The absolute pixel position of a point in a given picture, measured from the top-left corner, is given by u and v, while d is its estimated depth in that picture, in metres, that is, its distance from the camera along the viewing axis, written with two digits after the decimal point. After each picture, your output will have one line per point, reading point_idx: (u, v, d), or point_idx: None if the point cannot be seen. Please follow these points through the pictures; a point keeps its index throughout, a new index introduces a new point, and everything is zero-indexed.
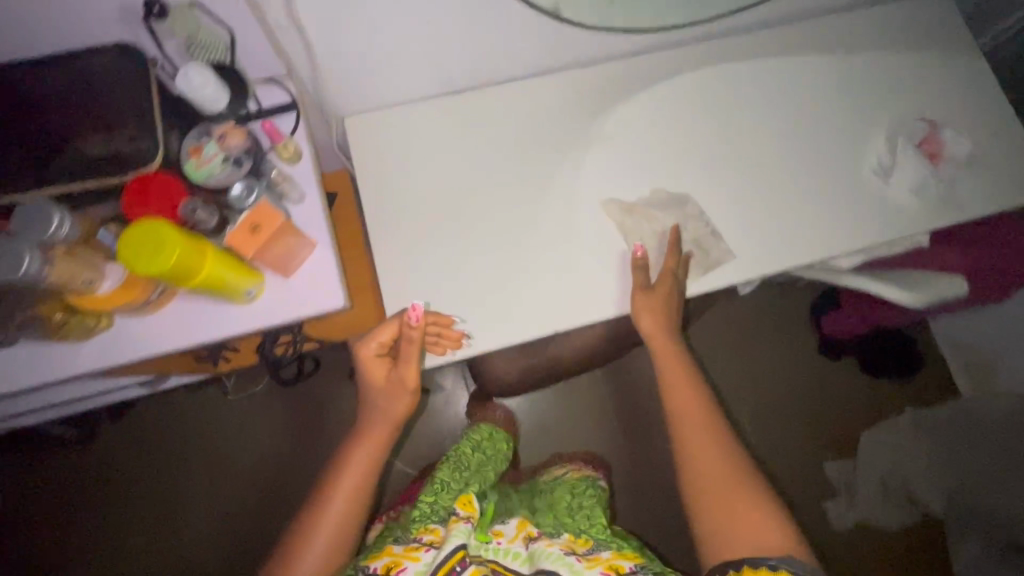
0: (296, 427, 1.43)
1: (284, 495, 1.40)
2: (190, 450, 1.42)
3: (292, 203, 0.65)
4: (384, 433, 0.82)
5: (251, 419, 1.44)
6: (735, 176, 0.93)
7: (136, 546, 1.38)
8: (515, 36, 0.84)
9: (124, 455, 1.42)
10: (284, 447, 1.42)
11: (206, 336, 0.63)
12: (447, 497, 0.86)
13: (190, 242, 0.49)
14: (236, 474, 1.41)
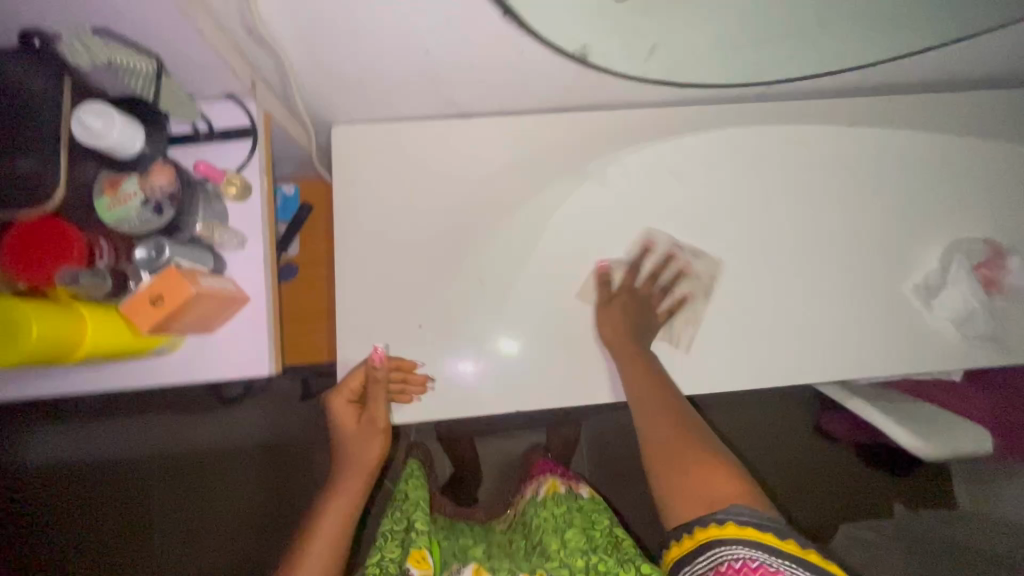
0: (250, 461, 1.10)
1: (253, 533, 1.09)
2: (129, 487, 1.09)
3: (228, 246, 0.56)
4: (359, 458, 0.73)
5: (197, 453, 1.10)
6: (762, 268, 0.79)
7: None
8: (530, 70, 0.71)
9: (63, 458, 1.08)
10: (241, 466, 1.10)
11: (100, 387, 0.53)
12: (393, 546, 0.70)
13: (50, 318, 0.40)
14: (188, 513, 1.09)
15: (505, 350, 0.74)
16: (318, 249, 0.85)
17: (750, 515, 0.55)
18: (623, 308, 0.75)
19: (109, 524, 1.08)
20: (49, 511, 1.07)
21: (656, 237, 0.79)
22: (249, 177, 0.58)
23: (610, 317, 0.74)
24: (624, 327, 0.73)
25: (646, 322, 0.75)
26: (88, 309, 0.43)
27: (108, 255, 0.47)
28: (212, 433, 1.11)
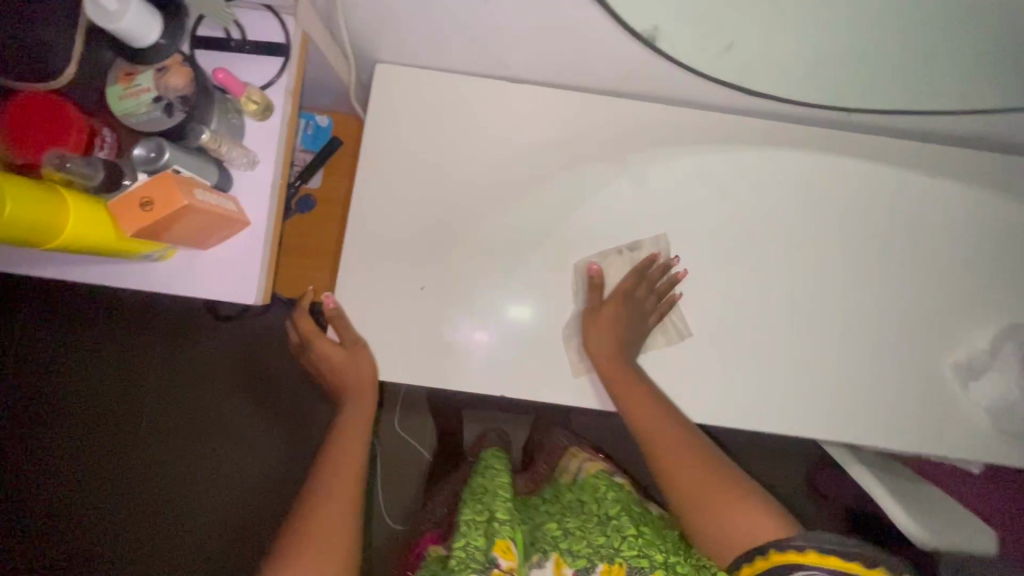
0: (254, 386, 1.02)
1: (249, 472, 1.00)
2: (139, 410, 1.01)
3: (234, 162, 0.53)
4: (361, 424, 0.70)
5: (200, 377, 1.02)
6: (794, 310, 0.73)
7: (122, 538, 0.98)
8: (592, 44, 0.65)
9: (57, 362, 1.01)
10: (238, 401, 1.02)
11: (79, 276, 0.52)
12: (479, 534, 0.66)
13: (29, 199, 0.38)
14: (206, 446, 1.01)
15: (513, 318, 0.70)
16: (337, 186, 0.83)
17: (798, 543, 0.56)
18: (620, 316, 0.70)
19: (97, 437, 1.01)
20: (39, 413, 1.01)
21: (644, 244, 0.73)
22: (273, 98, 0.55)
23: (601, 338, 0.68)
24: (613, 337, 0.68)
25: (641, 321, 0.71)
26: (76, 199, 0.41)
27: (111, 143, 0.45)
28: (207, 360, 1.02)
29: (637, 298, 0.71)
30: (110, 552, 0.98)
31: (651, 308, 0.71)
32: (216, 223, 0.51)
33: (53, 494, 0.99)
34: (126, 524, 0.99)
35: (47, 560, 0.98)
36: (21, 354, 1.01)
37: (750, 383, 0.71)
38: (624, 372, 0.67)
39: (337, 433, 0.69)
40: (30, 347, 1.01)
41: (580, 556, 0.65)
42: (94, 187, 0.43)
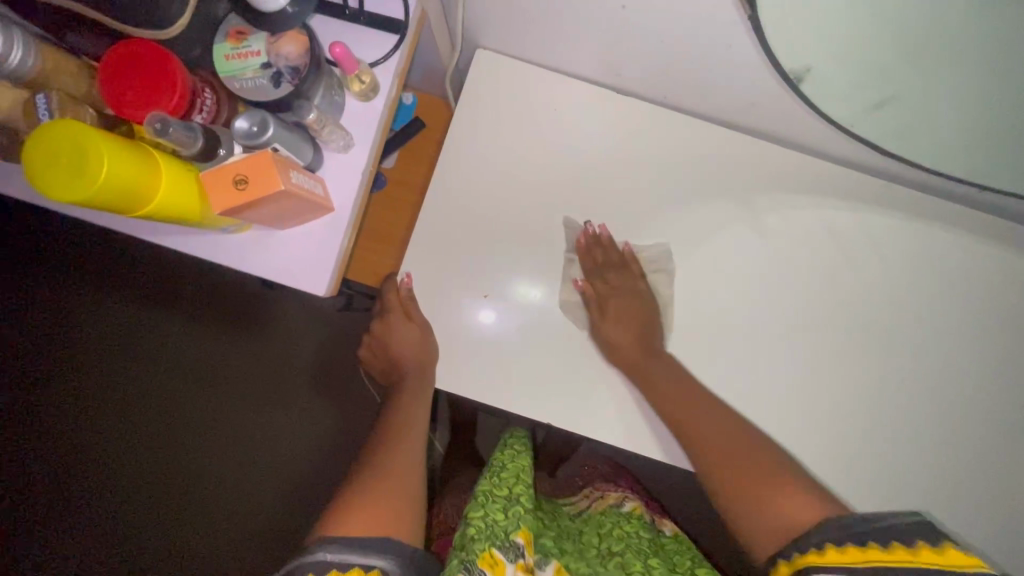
0: (300, 352, 0.99)
1: (290, 461, 0.96)
2: (187, 366, 0.98)
3: (332, 145, 0.49)
4: (421, 414, 0.65)
5: (247, 335, 0.99)
6: (884, 395, 0.66)
7: (161, 496, 0.96)
8: (723, 72, 0.59)
9: (110, 322, 0.99)
10: (286, 385, 0.98)
11: (152, 236, 0.49)
12: (497, 510, 0.63)
13: (125, 163, 0.34)
14: (254, 412, 0.97)
15: (524, 297, 0.67)
16: (414, 172, 0.79)
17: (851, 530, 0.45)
18: (624, 306, 0.69)
19: (140, 403, 0.98)
20: (86, 371, 0.98)
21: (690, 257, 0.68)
22: (380, 79, 0.50)
23: (622, 316, 0.68)
24: (637, 329, 0.67)
25: (647, 310, 0.68)
26: (168, 166, 0.37)
27: (209, 107, 0.41)
28: (257, 337, 0.99)
29: (615, 266, 0.69)
30: (140, 528, 0.95)
31: (642, 288, 0.69)
32: (305, 210, 0.47)
33: (92, 457, 0.97)
34: (167, 481, 0.96)
35: (78, 523, 0.95)
36: (77, 310, 0.99)
37: (819, 464, 0.65)
38: (653, 362, 0.64)
39: (393, 423, 0.63)
40: (84, 303, 0.99)
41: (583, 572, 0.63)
42: (189, 154, 0.39)
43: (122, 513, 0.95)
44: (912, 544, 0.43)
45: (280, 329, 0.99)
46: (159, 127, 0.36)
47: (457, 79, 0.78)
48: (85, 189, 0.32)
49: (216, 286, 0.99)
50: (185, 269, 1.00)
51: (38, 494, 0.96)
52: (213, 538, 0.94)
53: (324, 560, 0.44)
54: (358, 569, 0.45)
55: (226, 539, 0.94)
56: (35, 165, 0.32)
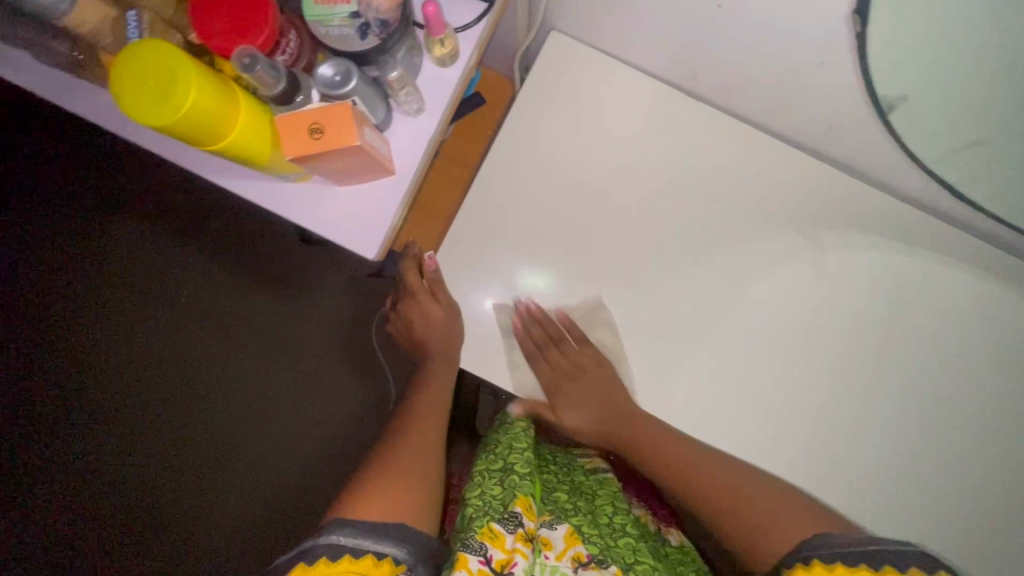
0: (328, 324, 0.98)
1: (308, 432, 0.96)
2: (217, 323, 0.99)
3: (404, 108, 0.48)
4: (441, 392, 0.66)
5: (277, 295, 0.98)
6: (914, 445, 0.65)
7: (181, 452, 0.97)
8: (807, 90, 0.57)
9: (143, 270, 1.00)
10: (311, 353, 0.98)
11: (208, 176, 0.48)
12: (492, 484, 0.60)
13: (210, 97, 0.33)
14: (279, 379, 0.97)
15: (528, 285, 0.66)
16: (467, 149, 0.80)
17: (835, 548, 0.45)
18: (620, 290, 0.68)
19: (167, 357, 0.99)
20: (117, 317, 0.99)
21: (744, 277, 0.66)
22: (460, 45, 0.49)
23: (575, 412, 0.68)
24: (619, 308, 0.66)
25: (603, 387, 0.67)
26: (248, 105, 0.36)
27: (292, 50, 0.40)
28: (285, 304, 0.99)
29: (556, 343, 0.68)
30: (158, 480, 0.97)
31: (589, 359, 0.68)
32: (369, 170, 0.46)
33: (115, 403, 0.98)
34: (187, 438, 0.97)
35: (99, 458, 0.98)
36: (110, 252, 1.00)
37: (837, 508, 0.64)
38: (620, 429, 0.65)
39: (421, 397, 0.64)
40: (119, 248, 1.00)
41: (595, 543, 0.60)
42: (269, 96, 0.37)
43: (143, 462, 0.97)
44: (902, 568, 0.43)
45: (309, 294, 0.98)
46: (249, 63, 0.35)
47: (523, 59, 0.76)
48: (171, 115, 0.31)
49: (246, 245, 0.99)
50: (218, 225, 0.99)
51: (62, 434, 0.98)
52: (229, 499, 0.96)
53: (337, 543, 0.43)
54: (372, 555, 0.43)
55: (242, 502, 0.95)
56: (124, 84, 0.31)
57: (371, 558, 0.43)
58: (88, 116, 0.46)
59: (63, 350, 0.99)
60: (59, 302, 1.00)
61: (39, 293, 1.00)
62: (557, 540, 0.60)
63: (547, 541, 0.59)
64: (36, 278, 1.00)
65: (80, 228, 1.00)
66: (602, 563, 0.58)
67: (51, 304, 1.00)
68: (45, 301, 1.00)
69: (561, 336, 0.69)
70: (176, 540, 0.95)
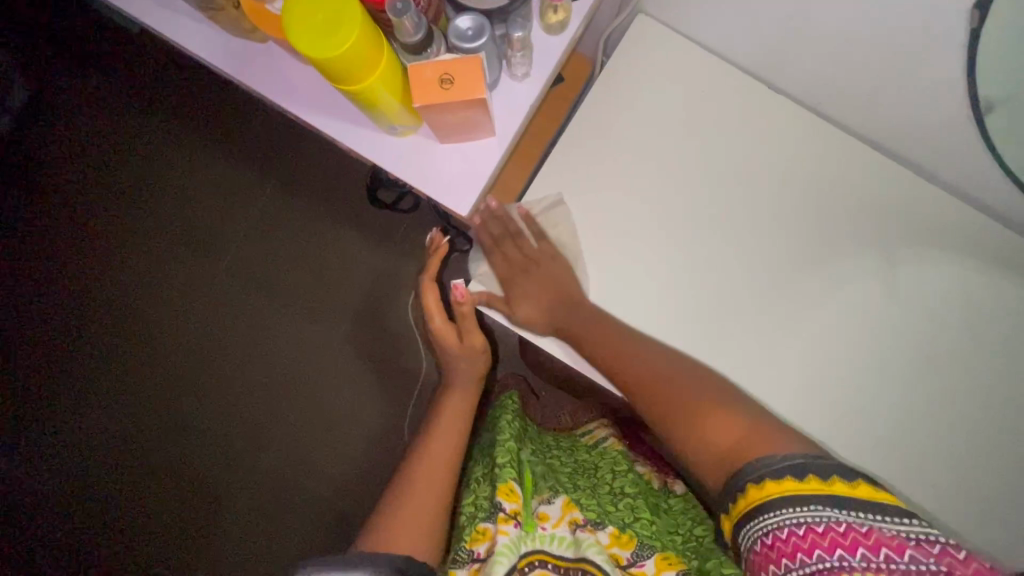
0: (377, 299, 1.08)
1: (360, 390, 1.07)
2: (284, 286, 1.09)
3: (512, 71, 0.49)
4: (465, 405, 0.71)
5: (339, 265, 1.08)
6: (984, 463, 0.63)
7: (234, 407, 1.09)
8: (901, 86, 0.57)
9: (231, 229, 1.10)
10: (355, 323, 1.08)
11: (321, 127, 0.51)
12: (484, 484, 0.68)
13: (365, 38, 0.35)
14: (319, 353, 1.08)
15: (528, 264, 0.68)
16: (542, 125, 0.82)
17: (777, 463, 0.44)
18: (534, 289, 0.69)
19: (245, 311, 1.09)
20: (206, 273, 1.11)
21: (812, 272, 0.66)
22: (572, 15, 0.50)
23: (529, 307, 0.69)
24: (541, 306, 0.68)
25: (555, 277, 0.68)
26: (388, 49, 0.38)
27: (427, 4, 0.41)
28: (353, 271, 1.08)
29: (511, 237, 0.71)
30: (215, 428, 1.08)
31: (545, 256, 0.70)
32: (475, 128, 0.47)
33: (198, 348, 1.10)
34: (242, 394, 1.09)
35: (172, 401, 1.10)
36: (198, 215, 1.11)
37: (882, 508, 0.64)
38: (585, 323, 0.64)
39: (446, 410, 0.70)
40: (212, 207, 1.11)
41: (592, 508, 0.64)
42: (406, 43, 0.39)
43: (206, 411, 1.09)
44: (849, 478, 0.42)
45: (372, 268, 1.08)
46: (401, 8, 0.36)
47: (607, 42, 0.77)
48: (333, 51, 0.33)
49: (326, 212, 1.08)
50: (300, 194, 1.09)
51: (153, 372, 1.11)
52: (268, 462, 1.07)
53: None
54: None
55: (281, 463, 1.07)
56: (291, 17, 0.33)
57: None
58: (228, 67, 0.50)
59: (156, 295, 1.12)
60: (158, 253, 1.12)
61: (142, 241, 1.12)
62: (555, 510, 0.65)
63: (543, 513, 0.64)
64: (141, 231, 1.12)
65: (179, 192, 1.12)
66: (597, 525, 0.63)
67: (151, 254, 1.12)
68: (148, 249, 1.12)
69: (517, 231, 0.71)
70: (239, 474, 1.07)
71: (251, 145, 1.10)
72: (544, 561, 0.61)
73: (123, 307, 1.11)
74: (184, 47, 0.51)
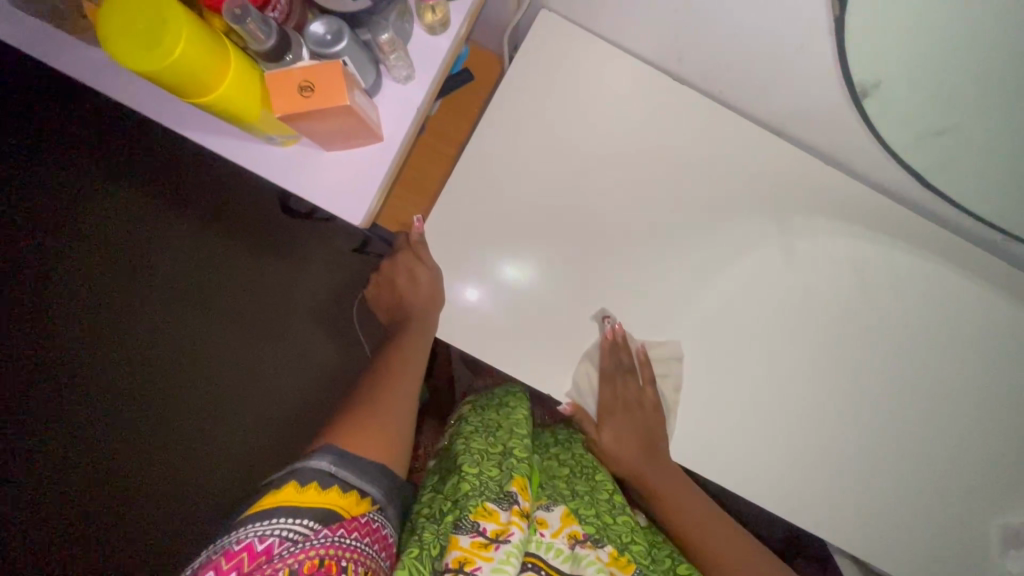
0: (299, 292, 0.98)
1: (286, 403, 0.97)
2: (194, 286, 0.98)
3: (393, 77, 0.48)
4: (421, 359, 0.69)
5: (251, 267, 0.98)
6: (868, 417, 0.70)
7: (152, 415, 0.97)
8: (787, 75, 0.60)
9: (125, 244, 0.99)
10: (281, 319, 0.98)
11: (194, 137, 0.48)
12: (491, 466, 0.65)
13: (200, 50, 0.33)
14: (244, 351, 0.97)
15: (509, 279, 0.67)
16: (457, 127, 0.81)
17: None
18: (619, 425, 0.72)
19: (150, 334, 0.98)
20: (99, 297, 0.98)
21: (720, 258, 0.69)
22: (452, 15, 0.49)
23: (617, 443, 0.72)
24: (635, 445, 0.72)
25: (647, 427, 0.71)
26: (237, 60, 0.37)
27: (283, 7, 0.39)
28: (270, 276, 0.98)
29: (623, 374, 0.69)
30: (133, 438, 0.97)
31: (650, 401, 0.70)
32: (355, 135, 0.46)
33: (93, 383, 0.98)
34: (160, 400, 0.97)
35: (76, 420, 0.97)
36: (87, 222, 0.99)
37: (786, 469, 0.69)
38: (651, 472, 0.71)
39: (400, 361, 0.66)
40: (96, 219, 0.99)
41: (590, 522, 0.67)
42: (260, 51, 0.38)
43: (116, 421, 0.97)
44: None
45: (286, 263, 0.98)
46: (238, 13, 0.35)
47: (511, 37, 0.77)
48: (160, 62, 0.32)
49: (229, 211, 0.98)
50: (193, 195, 0.98)
51: (45, 411, 0.97)
52: (193, 471, 0.96)
53: (326, 469, 0.50)
54: (356, 491, 0.51)
55: (209, 473, 0.96)
56: (111, 28, 0.31)
57: (355, 493, 0.51)
58: (77, 72, 0.46)
59: (37, 325, 0.98)
60: (41, 276, 0.99)
61: (19, 261, 0.99)
62: (554, 519, 0.67)
63: (543, 520, 0.66)
64: (17, 253, 0.99)
65: (54, 201, 0.99)
66: (597, 542, 0.66)
67: (31, 278, 0.99)
68: (28, 273, 0.99)
69: (633, 393, 0.71)
70: (162, 484, 0.96)
71: (141, 149, 0.99)
72: (536, 566, 0.63)
73: (13, 326, 0.98)
74: (22, 49, 0.45)
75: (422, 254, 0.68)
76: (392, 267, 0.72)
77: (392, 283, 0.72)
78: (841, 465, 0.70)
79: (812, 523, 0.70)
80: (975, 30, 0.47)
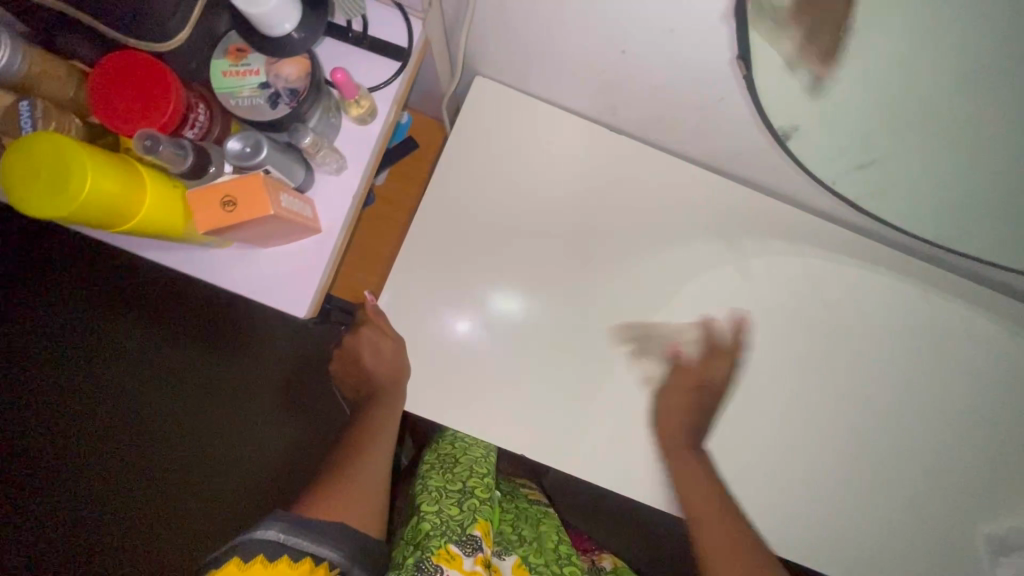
0: (258, 368, 0.93)
1: (245, 488, 0.90)
2: (142, 369, 0.92)
3: (326, 169, 0.49)
4: (390, 432, 0.67)
5: (204, 342, 0.93)
6: (840, 441, 0.70)
7: (100, 513, 0.89)
8: (712, 121, 0.62)
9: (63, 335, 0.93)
10: (240, 398, 0.92)
11: (128, 247, 0.48)
12: (451, 504, 0.63)
13: (110, 185, 0.33)
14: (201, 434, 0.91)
15: (502, 310, 0.67)
16: (406, 192, 0.82)
17: None
18: (671, 401, 0.67)
19: (92, 430, 0.92)
20: (35, 394, 0.92)
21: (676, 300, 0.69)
22: (378, 104, 0.50)
23: (688, 478, 0.63)
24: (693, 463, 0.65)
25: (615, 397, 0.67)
26: (154, 184, 0.37)
27: (202, 123, 0.40)
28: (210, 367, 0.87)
29: (716, 351, 0.69)
30: (80, 541, 0.89)
31: (715, 371, 0.68)
32: (291, 232, 0.46)
33: (35, 482, 0.90)
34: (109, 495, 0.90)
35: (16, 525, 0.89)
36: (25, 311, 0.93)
37: (765, 503, 0.68)
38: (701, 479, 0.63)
39: (364, 439, 0.64)
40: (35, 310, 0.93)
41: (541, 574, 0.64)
42: (178, 171, 0.39)
43: (60, 523, 0.89)
44: None
45: (244, 337, 0.93)
46: (149, 144, 0.36)
47: (452, 103, 0.79)
48: (68, 204, 0.32)
49: (180, 288, 0.94)
50: (142, 276, 0.94)
51: None
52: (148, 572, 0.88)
53: (274, 539, 0.45)
54: (311, 558, 0.47)
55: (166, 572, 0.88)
56: (17, 177, 0.31)
57: (310, 561, 0.47)
58: None
59: None
60: None
61: None
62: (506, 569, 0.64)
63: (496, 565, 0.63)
64: None
65: None
66: None
67: None
68: None
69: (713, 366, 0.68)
70: None
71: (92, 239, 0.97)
72: None
73: None
74: None
75: (378, 331, 0.66)
76: (353, 344, 0.70)
77: (355, 357, 0.70)
78: (820, 494, 0.69)
79: (798, 556, 0.69)
80: (872, 70, 0.49)
